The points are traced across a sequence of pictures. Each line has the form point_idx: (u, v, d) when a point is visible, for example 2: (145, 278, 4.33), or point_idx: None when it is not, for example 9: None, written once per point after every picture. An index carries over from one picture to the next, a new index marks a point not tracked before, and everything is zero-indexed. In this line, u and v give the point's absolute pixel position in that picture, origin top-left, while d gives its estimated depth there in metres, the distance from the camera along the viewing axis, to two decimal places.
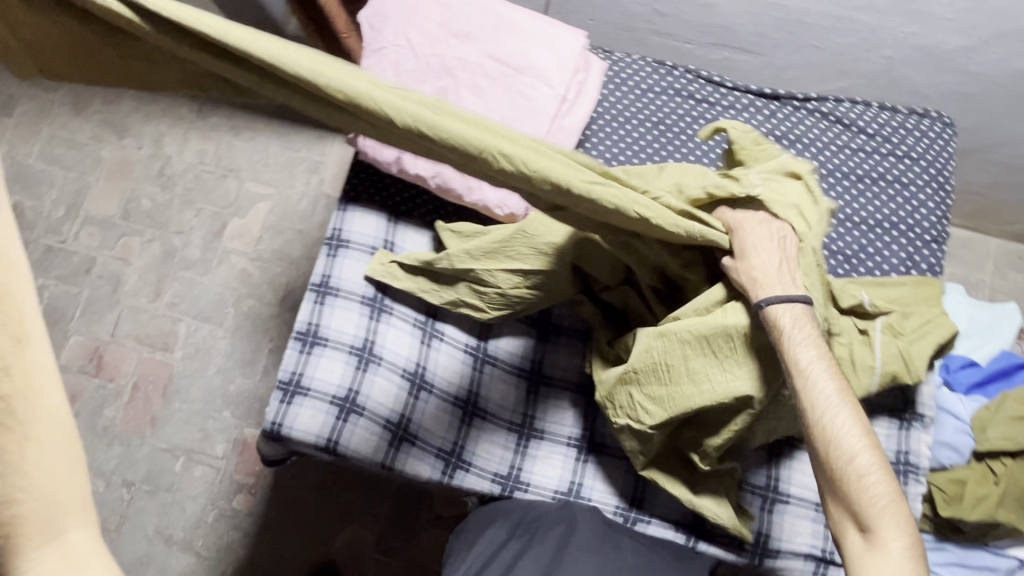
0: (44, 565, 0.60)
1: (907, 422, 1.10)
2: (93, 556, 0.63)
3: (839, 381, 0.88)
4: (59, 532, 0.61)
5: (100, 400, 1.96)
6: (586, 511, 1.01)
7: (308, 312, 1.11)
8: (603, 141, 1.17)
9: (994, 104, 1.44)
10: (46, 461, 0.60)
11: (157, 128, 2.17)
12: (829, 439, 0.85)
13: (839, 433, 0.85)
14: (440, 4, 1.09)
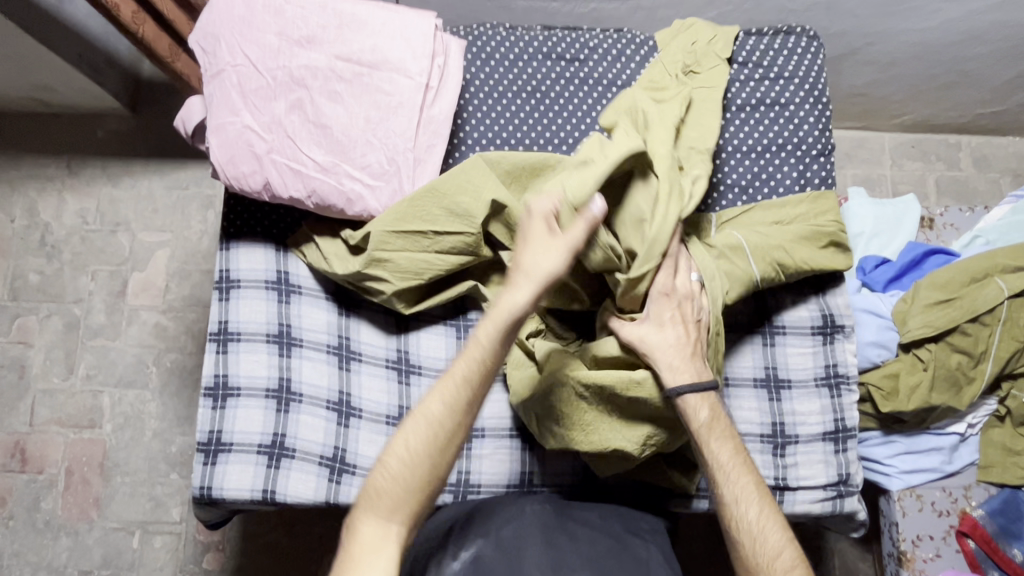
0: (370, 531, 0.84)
1: (831, 336, 1.12)
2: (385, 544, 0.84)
3: (753, 478, 0.94)
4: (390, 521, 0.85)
5: (34, 494, 1.84)
6: (534, 503, 0.99)
7: (212, 364, 1.04)
8: (482, 121, 1.16)
9: (858, 5, 1.47)
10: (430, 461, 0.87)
11: (26, 196, 2.00)
12: (750, 534, 0.90)
13: (756, 529, 0.90)
14: (273, 12, 1.02)
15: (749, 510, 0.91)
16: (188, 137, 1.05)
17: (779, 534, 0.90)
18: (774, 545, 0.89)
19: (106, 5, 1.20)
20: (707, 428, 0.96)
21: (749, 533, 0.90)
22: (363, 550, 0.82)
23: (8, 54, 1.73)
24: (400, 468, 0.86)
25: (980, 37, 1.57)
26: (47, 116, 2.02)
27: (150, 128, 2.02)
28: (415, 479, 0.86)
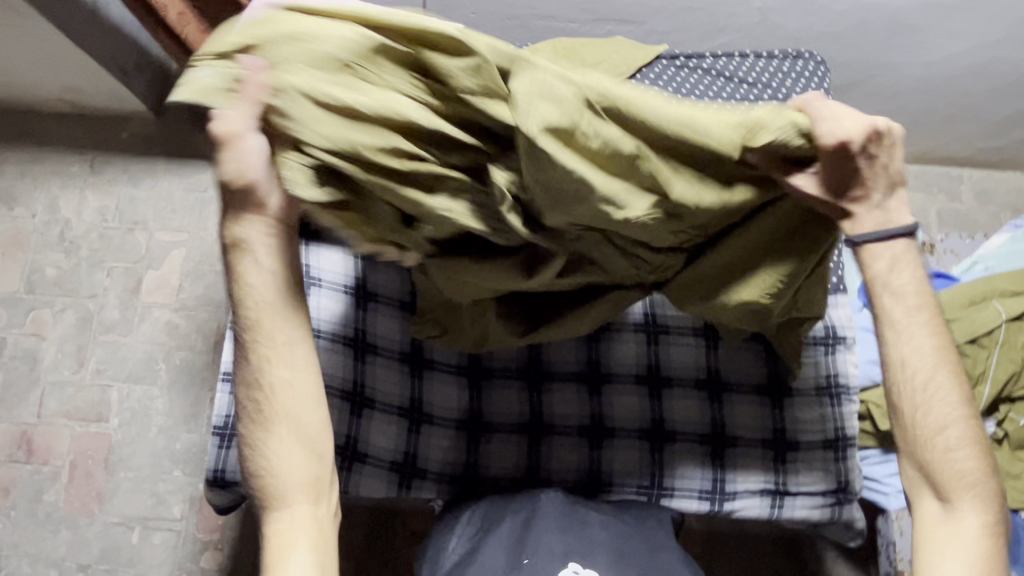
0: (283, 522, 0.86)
1: (833, 347, 1.14)
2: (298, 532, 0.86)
3: (940, 337, 0.88)
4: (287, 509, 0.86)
5: (37, 486, 1.85)
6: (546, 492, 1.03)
7: (231, 350, 1.08)
8: None
9: (862, 38, 1.53)
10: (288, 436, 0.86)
11: (48, 192, 2.05)
12: (918, 407, 0.90)
13: (931, 402, 0.90)
14: None
15: (920, 377, 0.89)
16: (222, 132, 1.11)
17: (950, 405, 0.90)
18: (937, 421, 0.90)
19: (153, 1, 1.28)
20: (881, 279, 0.86)
21: (924, 414, 0.90)
22: (282, 547, 0.85)
23: (42, 55, 1.80)
24: (263, 461, 0.86)
25: (980, 72, 1.62)
26: (75, 116, 2.09)
27: (173, 131, 2.08)
28: (297, 465, 0.87)
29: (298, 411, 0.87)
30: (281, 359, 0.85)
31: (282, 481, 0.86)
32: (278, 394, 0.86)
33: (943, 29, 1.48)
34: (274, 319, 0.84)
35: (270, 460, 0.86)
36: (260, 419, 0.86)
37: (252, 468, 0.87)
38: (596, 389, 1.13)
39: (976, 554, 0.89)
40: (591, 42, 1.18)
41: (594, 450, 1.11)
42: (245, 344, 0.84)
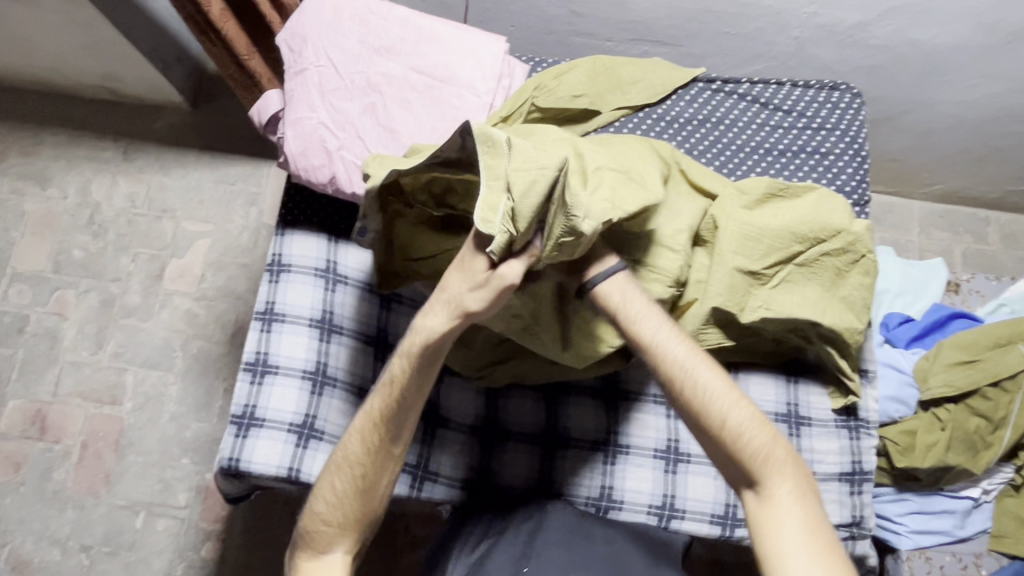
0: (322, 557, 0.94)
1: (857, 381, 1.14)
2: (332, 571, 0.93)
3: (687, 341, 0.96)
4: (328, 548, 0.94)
5: (47, 463, 1.87)
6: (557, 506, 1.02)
7: (255, 341, 1.09)
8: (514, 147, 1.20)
9: (898, 73, 1.53)
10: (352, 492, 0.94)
11: (81, 175, 2.09)
12: (703, 405, 0.92)
13: (708, 396, 0.92)
14: (358, 21, 1.10)
15: (702, 385, 0.93)
16: (262, 126, 1.12)
17: (734, 402, 0.93)
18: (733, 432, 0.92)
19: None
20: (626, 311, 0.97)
21: (724, 425, 0.92)
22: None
23: (87, 42, 1.85)
24: (330, 511, 0.94)
25: (1014, 115, 1.61)
26: (112, 103, 2.13)
27: (207, 124, 2.12)
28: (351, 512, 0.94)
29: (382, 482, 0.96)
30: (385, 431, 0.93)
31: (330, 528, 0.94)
32: (380, 472, 0.95)
33: (979, 70, 1.48)
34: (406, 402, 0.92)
35: (336, 511, 0.94)
36: (340, 469, 0.94)
37: (315, 509, 0.94)
38: (614, 406, 1.13)
39: (812, 533, 0.87)
40: (629, 61, 1.19)
41: (607, 467, 1.11)
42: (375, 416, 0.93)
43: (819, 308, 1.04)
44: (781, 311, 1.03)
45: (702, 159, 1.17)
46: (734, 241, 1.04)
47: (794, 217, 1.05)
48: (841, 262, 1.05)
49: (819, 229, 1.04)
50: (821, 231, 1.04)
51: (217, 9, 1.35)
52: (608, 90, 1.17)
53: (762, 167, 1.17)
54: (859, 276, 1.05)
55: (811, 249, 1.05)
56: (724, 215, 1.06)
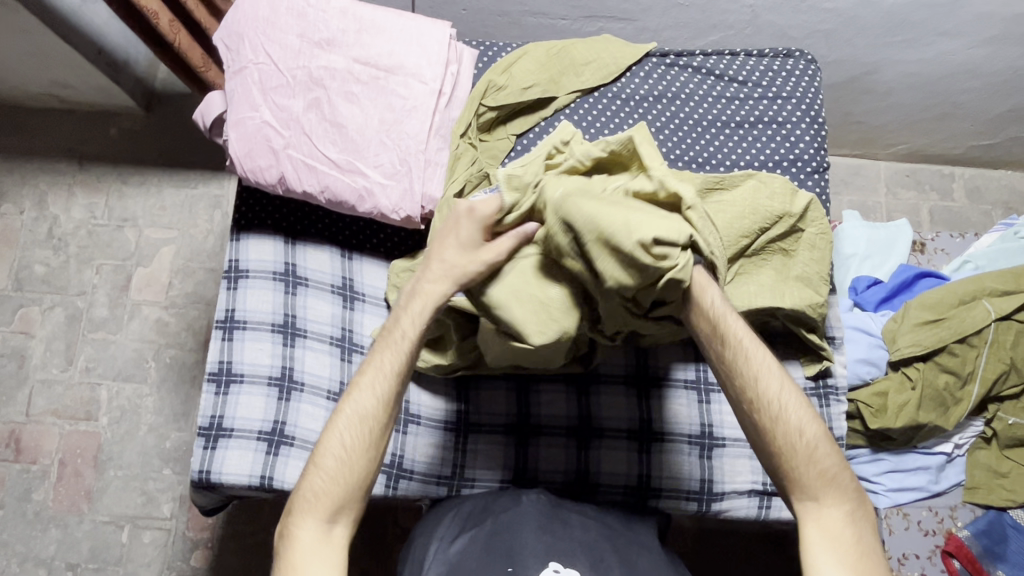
0: (308, 533, 0.87)
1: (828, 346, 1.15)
2: (317, 546, 0.86)
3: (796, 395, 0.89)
4: (302, 519, 0.87)
5: (26, 485, 1.84)
6: (531, 494, 1.04)
7: (217, 351, 1.08)
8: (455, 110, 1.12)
9: (855, 35, 1.52)
10: (340, 465, 0.89)
11: (37, 189, 2.02)
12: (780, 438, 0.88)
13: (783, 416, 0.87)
14: (296, 15, 1.06)
15: (771, 389, 0.88)
16: (206, 129, 1.09)
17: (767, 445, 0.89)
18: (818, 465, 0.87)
19: (143, 10, 1.23)
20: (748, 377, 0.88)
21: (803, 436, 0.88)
22: (304, 553, 0.85)
23: (29, 50, 1.78)
24: (336, 470, 0.88)
25: (972, 72, 1.62)
26: (63, 112, 2.06)
27: (162, 127, 2.06)
28: (332, 481, 0.88)
29: (372, 437, 0.90)
30: (378, 399, 0.91)
31: (321, 483, 0.88)
32: (357, 412, 0.90)
33: (935, 28, 1.48)
34: (382, 365, 0.92)
35: (343, 466, 0.89)
36: (333, 427, 0.90)
37: (322, 463, 0.89)
38: (585, 390, 1.14)
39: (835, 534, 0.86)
40: (581, 40, 1.17)
41: (582, 452, 1.12)
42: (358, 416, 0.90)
43: (777, 291, 1.05)
44: (743, 305, 1.04)
45: (660, 135, 1.16)
46: None
47: (748, 203, 1.04)
48: (788, 242, 1.07)
49: (763, 217, 1.04)
50: (765, 219, 1.04)
51: (166, 23, 1.28)
52: (561, 73, 1.15)
53: (720, 140, 1.17)
54: (808, 252, 1.08)
55: (758, 238, 1.05)
56: None
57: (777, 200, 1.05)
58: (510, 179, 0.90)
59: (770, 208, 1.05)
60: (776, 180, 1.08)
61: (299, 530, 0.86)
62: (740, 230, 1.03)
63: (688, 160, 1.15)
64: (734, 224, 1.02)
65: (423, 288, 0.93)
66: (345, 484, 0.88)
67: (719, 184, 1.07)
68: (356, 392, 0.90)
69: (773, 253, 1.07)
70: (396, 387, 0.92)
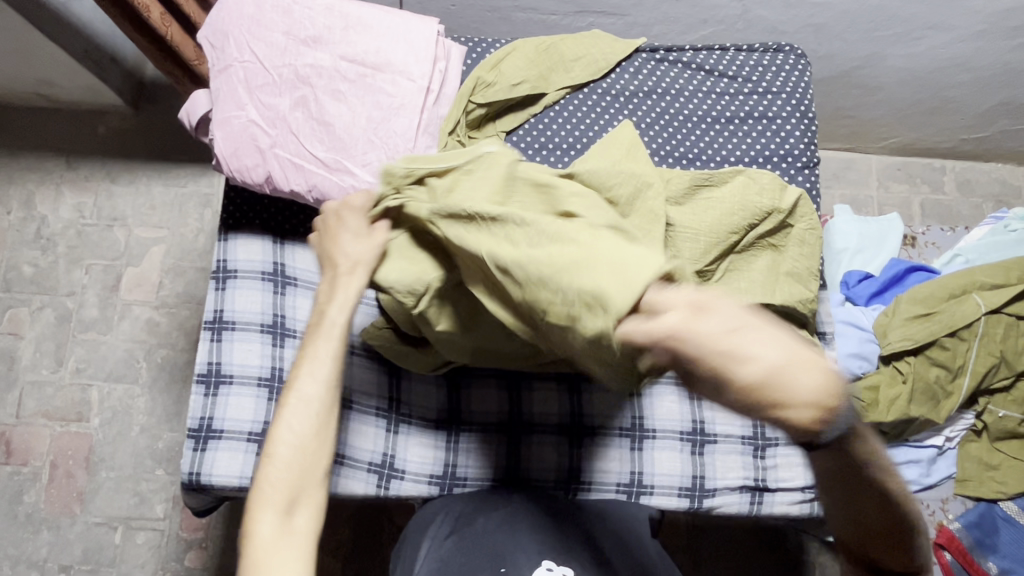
0: (267, 528, 0.80)
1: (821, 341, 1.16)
2: (278, 540, 0.79)
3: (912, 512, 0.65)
4: (258, 514, 0.80)
5: (17, 487, 1.82)
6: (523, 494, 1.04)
7: (205, 351, 1.07)
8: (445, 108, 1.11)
9: (846, 29, 1.52)
10: (296, 452, 0.84)
11: (24, 189, 2.00)
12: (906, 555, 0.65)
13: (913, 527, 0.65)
14: (281, 12, 1.05)
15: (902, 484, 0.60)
16: (191, 128, 1.08)
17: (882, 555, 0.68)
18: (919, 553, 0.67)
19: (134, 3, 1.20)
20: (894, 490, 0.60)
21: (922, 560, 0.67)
22: (265, 551, 0.78)
23: (14, 48, 1.76)
24: (294, 457, 0.84)
25: (962, 65, 1.62)
26: (49, 111, 2.04)
27: (151, 125, 2.04)
28: (288, 468, 0.83)
29: (321, 422, 0.86)
30: (326, 385, 0.88)
31: (277, 475, 0.82)
32: (304, 400, 0.86)
33: (925, 21, 1.47)
34: (320, 351, 0.88)
35: (297, 455, 0.85)
36: (283, 419, 0.85)
37: (277, 453, 0.83)
38: (577, 388, 1.13)
39: None
40: (570, 36, 1.16)
41: (574, 450, 1.11)
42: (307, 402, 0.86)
43: (772, 289, 1.05)
44: (734, 302, 1.04)
45: (650, 132, 1.16)
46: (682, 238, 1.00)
47: (736, 198, 1.04)
48: (778, 238, 1.07)
49: (755, 213, 1.04)
50: (753, 215, 1.04)
51: (157, 16, 1.26)
52: (551, 69, 1.14)
53: (710, 135, 1.16)
54: (798, 248, 1.08)
55: (747, 235, 1.04)
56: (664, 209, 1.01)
57: (766, 195, 1.05)
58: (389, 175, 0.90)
59: (760, 204, 1.04)
60: (761, 175, 1.08)
61: (257, 527, 0.79)
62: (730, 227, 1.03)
63: (678, 156, 1.15)
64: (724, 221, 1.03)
65: (341, 278, 0.90)
66: (303, 469, 0.84)
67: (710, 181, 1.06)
68: (300, 378, 0.87)
69: (763, 248, 1.07)
70: (340, 370, 0.89)
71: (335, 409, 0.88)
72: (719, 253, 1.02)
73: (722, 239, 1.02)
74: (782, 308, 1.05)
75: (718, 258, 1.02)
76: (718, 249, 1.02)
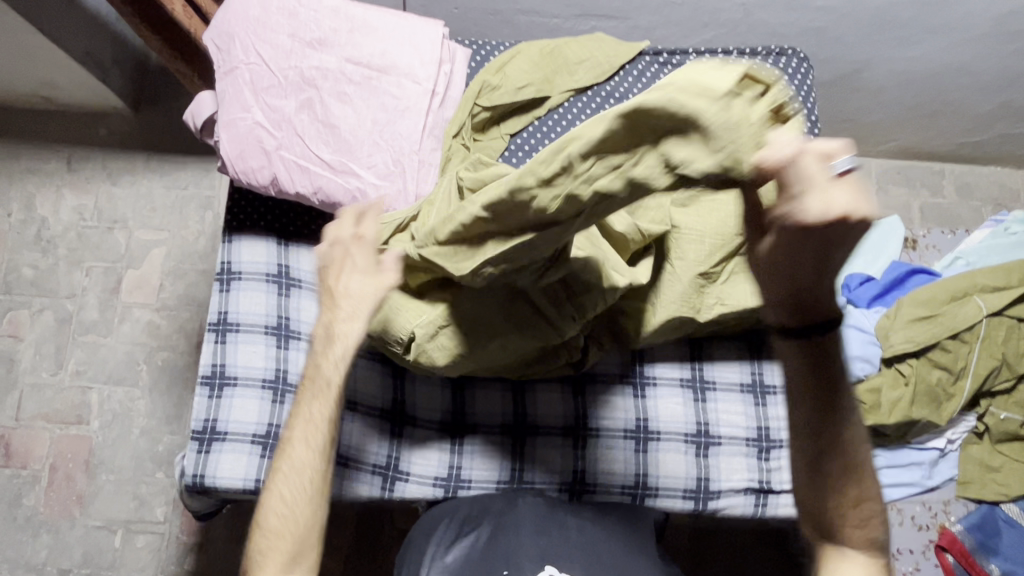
0: None
1: None
2: None
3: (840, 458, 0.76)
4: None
5: (16, 490, 1.82)
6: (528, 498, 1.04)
7: (209, 353, 1.07)
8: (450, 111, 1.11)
9: (846, 33, 1.52)
10: (285, 517, 0.88)
11: (24, 191, 2.00)
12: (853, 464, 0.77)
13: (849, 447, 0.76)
14: (286, 14, 1.06)
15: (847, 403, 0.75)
16: (196, 130, 1.08)
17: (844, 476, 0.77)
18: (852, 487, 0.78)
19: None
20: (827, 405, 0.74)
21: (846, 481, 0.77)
22: None
23: (14, 50, 1.76)
24: (283, 525, 0.88)
25: (961, 69, 1.62)
26: (51, 113, 2.04)
27: (152, 127, 2.04)
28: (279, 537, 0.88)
29: (313, 487, 0.90)
30: (316, 450, 0.90)
31: (269, 541, 0.88)
32: (299, 472, 0.90)
33: (925, 26, 1.48)
34: (317, 417, 0.91)
35: (287, 525, 0.88)
36: (275, 491, 0.90)
37: (267, 522, 0.88)
38: (581, 390, 1.13)
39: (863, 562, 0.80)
40: (574, 39, 1.17)
41: (579, 452, 1.11)
42: (297, 470, 0.90)
43: None
44: (737, 305, 1.05)
45: None
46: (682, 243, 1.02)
47: (739, 202, 1.05)
48: None
49: None
50: None
51: (180, 9, 1.23)
52: (555, 72, 1.15)
53: None
54: None
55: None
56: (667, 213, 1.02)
57: None
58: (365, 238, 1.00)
59: None
60: None
61: None
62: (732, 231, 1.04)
63: None
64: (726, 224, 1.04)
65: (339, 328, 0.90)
66: (292, 536, 0.88)
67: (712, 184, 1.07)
68: (290, 445, 0.90)
69: None
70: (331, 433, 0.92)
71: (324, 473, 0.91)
72: (720, 256, 1.03)
73: (724, 242, 1.04)
74: None
75: (722, 260, 1.04)
76: (719, 251, 1.03)
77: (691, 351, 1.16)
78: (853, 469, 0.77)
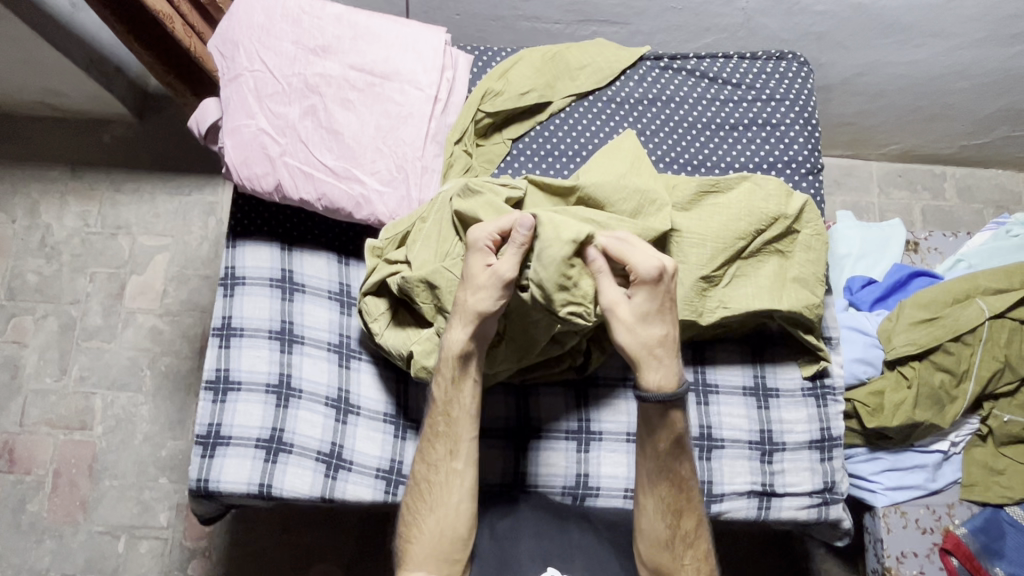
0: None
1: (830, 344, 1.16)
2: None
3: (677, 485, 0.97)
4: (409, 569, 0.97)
5: (20, 496, 1.82)
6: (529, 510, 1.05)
7: (214, 358, 1.07)
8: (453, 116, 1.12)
9: (846, 37, 1.53)
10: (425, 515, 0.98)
11: (29, 199, 2.01)
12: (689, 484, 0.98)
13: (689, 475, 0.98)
14: (291, 21, 1.07)
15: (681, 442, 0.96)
16: (201, 137, 1.09)
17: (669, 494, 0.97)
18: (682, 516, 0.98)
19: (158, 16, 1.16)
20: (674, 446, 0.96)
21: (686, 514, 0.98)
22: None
23: (19, 58, 1.77)
24: (425, 523, 0.98)
25: (962, 72, 1.63)
26: (54, 121, 2.05)
27: (155, 134, 2.05)
28: (425, 530, 0.98)
29: (458, 498, 0.98)
30: (445, 459, 0.99)
31: (418, 539, 0.98)
32: (446, 482, 0.99)
33: (924, 29, 1.49)
34: (457, 433, 0.99)
35: (431, 524, 0.98)
36: (423, 499, 0.99)
37: (409, 522, 0.99)
38: (584, 395, 1.13)
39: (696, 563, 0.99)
40: (576, 44, 1.18)
41: (582, 454, 1.11)
42: (425, 475, 0.99)
43: (776, 294, 1.06)
44: (739, 307, 1.05)
45: (656, 139, 1.17)
46: (682, 247, 1.04)
47: (739, 205, 1.06)
48: (783, 244, 1.08)
49: (759, 219, 1.05)
50: (760, 221, 1.05)
51: (179, 26, 1.22)
52: (557, 77, 1.15)
53: (713, 142, 1.17)
54: (803, 253, 1.08)
55: (755, 240, 1.06)
56: (668, 216, 1.03)
57: (773, 203, 1.06)
58: (372, 249, 1.05)
59: (767, 212, 1.06)
60: (768, 181, 1.08)
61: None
62: (733, 233, 1.05)
63: (682, 164, 1.16)
64: (726, 227, 1.05)
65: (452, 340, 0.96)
66: (437, 528, 0.97)
67: (714, 186, 1.08)
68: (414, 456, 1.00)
69: (769, 253, 1.08)
70: (456, 439, 0.99)
71: (453, 475, 0.99)
72: (723, 258, 1.04)
73: (726, 245, 1.04)
74: (787, 312, 1.06)
75: (724, 262, 1.04)
76: (721, 253, 1.04)
77: (695, 354, 1.15)
78: (695, 540, 0.98)
